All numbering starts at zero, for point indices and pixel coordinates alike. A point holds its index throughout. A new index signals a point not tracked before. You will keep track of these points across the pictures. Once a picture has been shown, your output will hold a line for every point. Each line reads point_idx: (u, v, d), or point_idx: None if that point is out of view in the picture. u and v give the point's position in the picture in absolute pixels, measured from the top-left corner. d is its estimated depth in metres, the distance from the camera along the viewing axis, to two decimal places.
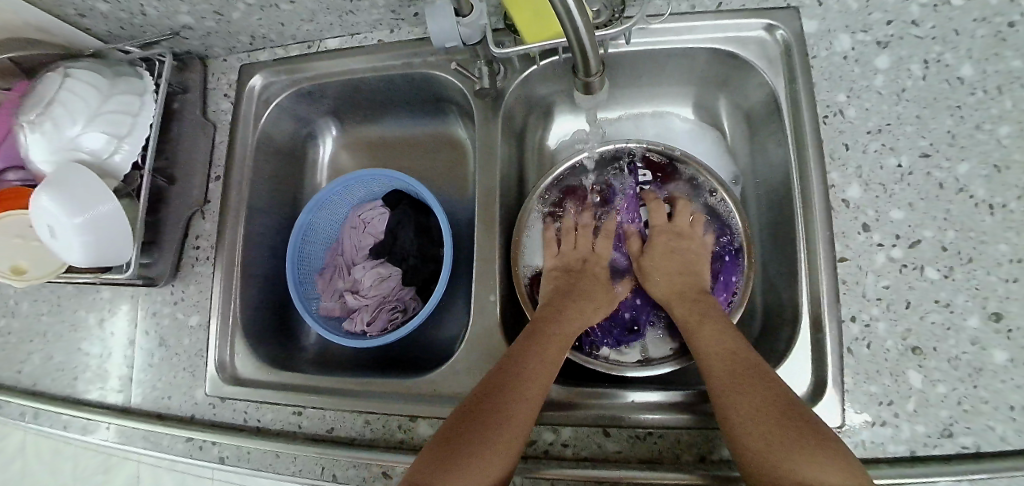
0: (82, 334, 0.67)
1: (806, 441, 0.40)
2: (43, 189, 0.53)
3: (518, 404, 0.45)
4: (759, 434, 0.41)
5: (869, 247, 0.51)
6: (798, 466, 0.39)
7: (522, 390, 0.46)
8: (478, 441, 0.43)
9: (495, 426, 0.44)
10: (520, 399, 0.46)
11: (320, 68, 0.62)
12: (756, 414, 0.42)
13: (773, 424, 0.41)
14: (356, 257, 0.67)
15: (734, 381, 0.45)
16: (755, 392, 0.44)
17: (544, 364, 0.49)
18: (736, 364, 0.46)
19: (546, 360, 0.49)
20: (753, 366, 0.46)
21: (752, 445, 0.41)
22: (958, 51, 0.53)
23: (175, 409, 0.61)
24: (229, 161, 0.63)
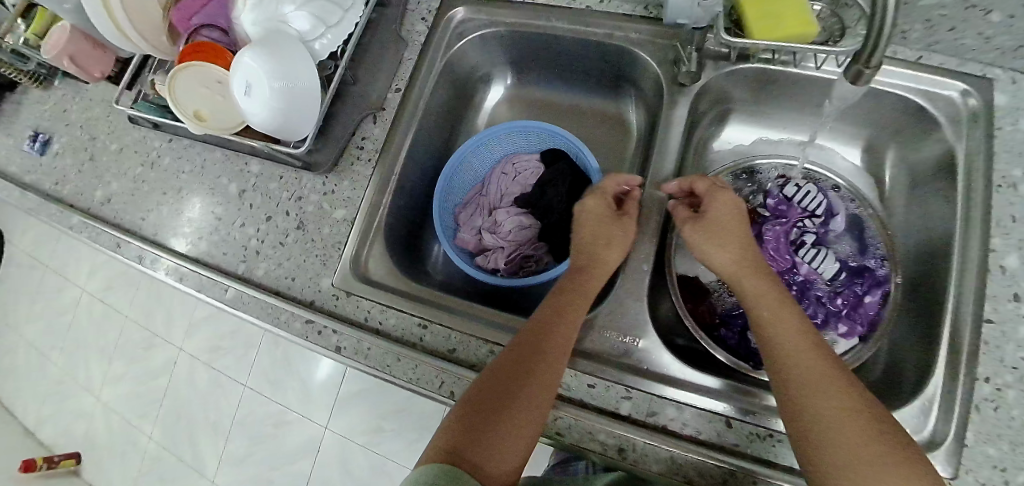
0: (218, 198, 0.68)
1: (907, 465, 0.37)
2: (256, 48, 0.56)
3: (540, 391, 0.45)
4: (830, 424, 0.39)
5: (1017, 315, 0.50)
6: (878, 474, 0.37)
7: (544, 374, 0.46)
8: (494, 423, 0.44)
9: (525, 407, 0.44)
10: (538, 382, 0.45)
11: (521, 16, 0.64)
12: (829, 411, 0.40)
13: (826, 405, 0.40)
14: (498, 201, 0.68)
15: (824, 374, 0.42)
16: (827, 382, 0.41)
17: (560, 343, 0.48)
18: (818, 355, 0.43)
19: (554, 342, 0.47)
20: (820, 347, 0.43)
21: (805, 438, 0.40)
22: None
23: (296, 292, 0.62)
24: (413, 75, 0.65)
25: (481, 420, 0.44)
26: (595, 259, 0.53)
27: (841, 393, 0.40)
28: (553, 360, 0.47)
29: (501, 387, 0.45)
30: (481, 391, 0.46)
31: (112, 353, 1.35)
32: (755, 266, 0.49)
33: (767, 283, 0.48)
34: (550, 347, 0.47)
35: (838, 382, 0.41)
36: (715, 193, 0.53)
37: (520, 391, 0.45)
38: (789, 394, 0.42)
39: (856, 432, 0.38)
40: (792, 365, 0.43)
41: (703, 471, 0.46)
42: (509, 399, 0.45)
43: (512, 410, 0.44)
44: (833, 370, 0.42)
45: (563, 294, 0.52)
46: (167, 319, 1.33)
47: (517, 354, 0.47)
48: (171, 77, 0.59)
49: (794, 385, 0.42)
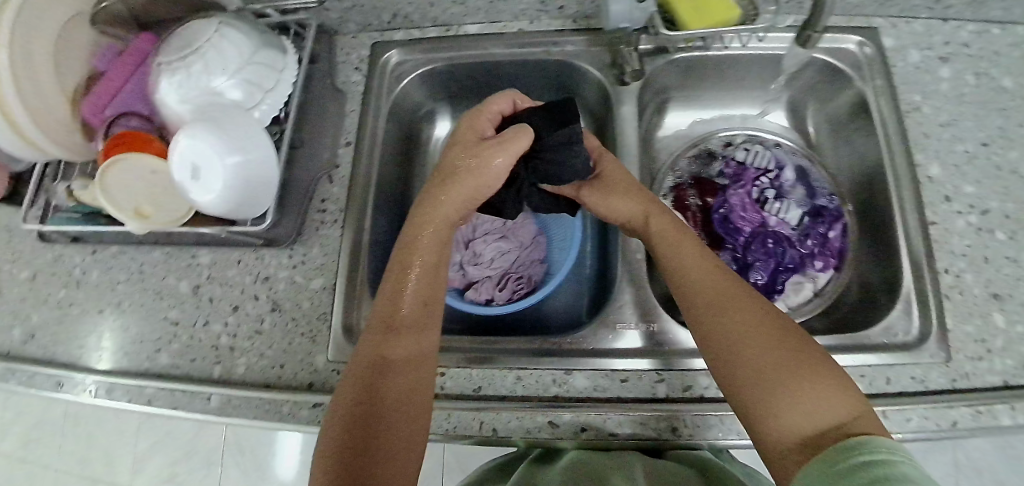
0: (170, 301, 0.61)
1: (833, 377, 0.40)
2: (200, 126, 0.51)
3: (415, 360, 0.45)
4: (762, 353, 0.42)
5: (952, 214, 0.60)
6: (806, 391, 0.39)
7: (409, 342, 0.46)
8: (387, 427, 0.41)
9: (408, 375, 0.44)
10: (410, 349, 0.45)
11: (457, 50, 0.66)
12: (750, 338, 0.43)
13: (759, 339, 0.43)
14: (472, 232, 0.68)
15: (732, 303, 0.45)
16: (746, 317, 0.44)
17: (415, 309, 0.47)
18: (718, 285, 0.47)
19: (416, 311, 0.47)
20: (743, 290, 0.47)
21: (738, 368, 0.42)
22: (999, 66, 0.63)
23: (290, 378, 0.57)
24: (361, 130, 0.63)
25: (372, 387, 0.43)
26: (428, 203, 0.52)
27: (757, 318, 0.44)
28: (416, 325, 0.47)
29: (379, 360, 0.44)
30: (357, 370, 0.44)
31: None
32: (651, 205, 0.54)
33: (667, 219, 0.53)
34: (411, 311, 0.47)
35: (752, 308, 0.44)
36: (608, 155, 0.59)
37: (386, 357, 0.44)
38: (712, 333, 0.45)
39: (780, 359, 0.41)
40: (716, 305, 0.46)
41: None
42: (390, 368, 0.44)
43: (393, 379, 0.43)
44: (748, 306, 0.45)
45: (405, 249, 0.51)
46: (104, 453, 1.07)
47: (380, 326, 0.46)
48: (101, 176, 0.52)
49: (714, 325, 0.45)
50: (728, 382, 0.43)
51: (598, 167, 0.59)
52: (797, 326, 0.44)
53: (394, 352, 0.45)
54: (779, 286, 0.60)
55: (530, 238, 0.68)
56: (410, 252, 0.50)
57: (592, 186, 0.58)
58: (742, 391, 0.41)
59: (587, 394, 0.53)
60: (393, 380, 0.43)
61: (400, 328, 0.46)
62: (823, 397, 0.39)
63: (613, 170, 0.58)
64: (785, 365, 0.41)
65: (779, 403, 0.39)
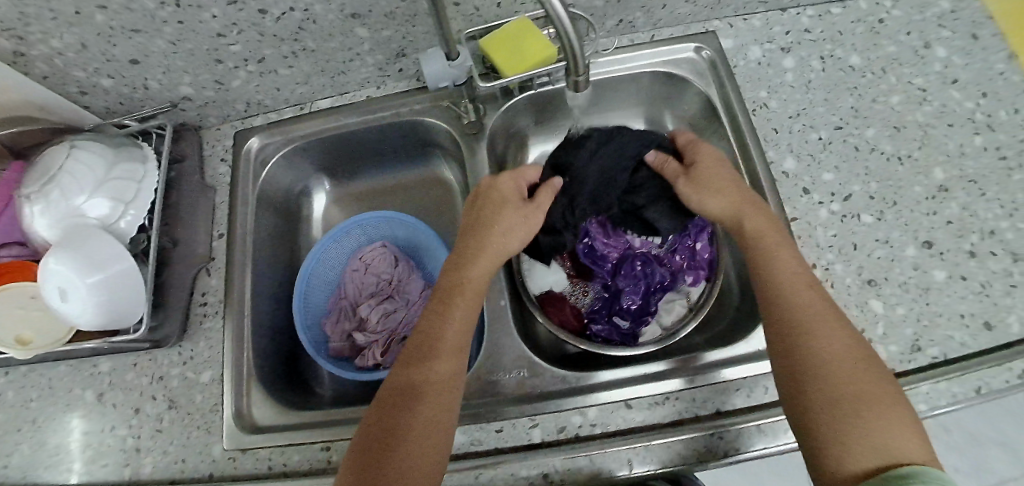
0: (79, 412, 0.64)
1: (879, 408, 0.40)
2: (52, 253, 0.53)
3: (423, 422, 0.45)
4: (846, 376, 0.41)
5: (812, 206, 0.60)
6: (871, 421, 0.39)
7: (430, 403, 0.45)
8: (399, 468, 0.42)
9: (417, 438, 0.44)
10: (428, 409, 0.45)
11: (313, 126, 0.69)
12: (838, 362, 0.42)
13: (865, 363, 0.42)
14: (360, 297, 0.70)
15: (811, 331, 0.44)
16: (837, 339, 0.43)
17: (437, 369, 0.47)
18: (814, 301, 0.46)
19: (438, 373, 0.47)
20: (830, 311, 0.45)
21: (852, 388, 0.41)
22: (846, 46, 0.66)
23: (191, 471, 0.59)
24: (230, 220, 0.67)
25: (397, 450, 0.43)
26: (457, 268, 0.53)
27: (851, 340, 0.44)
28: (445, 380, 0.47)
29: (381, 433, 0.44)
30: (364, 440, 0.44)
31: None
32: (743, 200, 0.53)
33: (761, 217, 0.51)
34: (434, 371, 0.47)
35: (837, 330, 0.44)
36: (711, 148, 0.58)
37: (412, 403, 0.45)
38: (817, 352, 0.43)
39: (858, 385, 0.41)
40: (813, 320, 0.45)
41: (623, 459, 0.51)
42: (397, 437, 0.43)
43: (392, 449, 0.43)
44: (838, 325, 0.45)
45: (447, 290, 0.52)
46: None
47: (391, 394, 0.47)
48: None
49: (815, 344, 0.43)
50: (826, 407, 0.40)
51: (696, 163, 0.57)
52: (831, 352, 0.43)
53: (417, 385, 0.46)
54: (653, 308, 0.63)
55: (419, 293, 0.70)
56: (452, 304, 0.51)
57: (691, 178, 0.56)
58: (862, 414, 0.39)
59: (462, 451, 0.54)
60: (411, 415, 0.45)
61: (411, 367, 0.48)
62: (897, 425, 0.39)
63: (705, 170, 0.55)
64: (872, 386, 0.41)
65: (868, 433, 0.38)
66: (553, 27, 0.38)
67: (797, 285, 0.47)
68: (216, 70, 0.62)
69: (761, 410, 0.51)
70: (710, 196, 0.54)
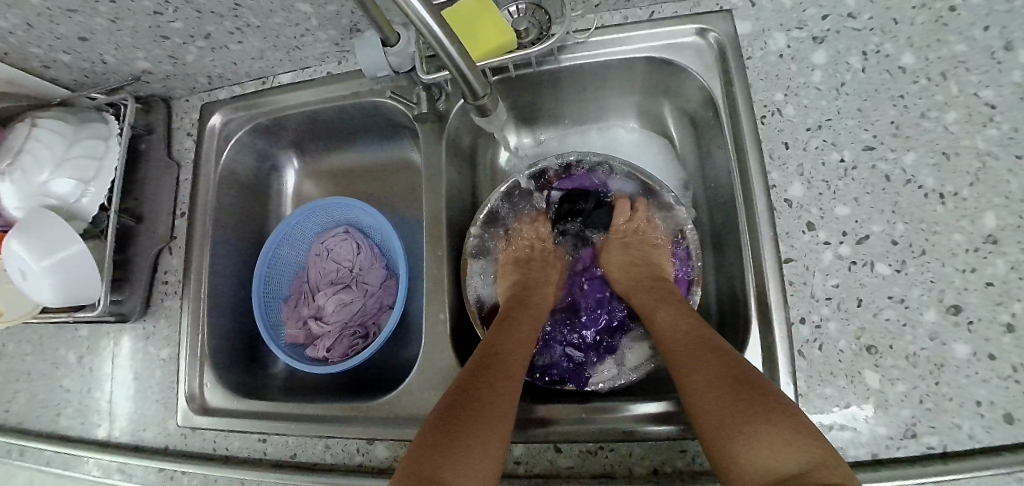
0: (63, 371, 0.69)
1: (765, 419, 0.40)
2: (13, 236, 0.56)
3: (495, 414, 0.45)
4: (723, 402, 0.42)
5: (815, 246, 0.51)
6: (754, 439, 0.39)
7: (498, 397, 0.46)
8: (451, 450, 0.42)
9: (478, 440, 0.43)
10: (500, 407, 0.46)
11: (275, 103, 0.66)
12: (710, 390, 0.43)
13: (727, 386, 0.43)
14: (320, 284, 0.68)
15: (694, 364, 0.46)
16: (714, 366, 0.45)
17: (513, 370, 0.50)
18: (695, 336, 0.49)
19: (509, 375, 0.49)
20: (711, 344, 0.47)
21: (725, 419, 0.41)
22: (899, 40, 0.53)
23: (150, 441, 0.63)
24: (193, 201, 0.66)
25: (445, 451, 0.42)
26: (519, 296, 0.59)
27: (728, 366, 0.44)
28: (506, 388, 0.47)
29: (455, 421, 0.44)
30: (432, 435, 0.43)
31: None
32: (646, 280, 0.58)
33: (658, 288, 0.57)
34: (503, 371, 0.49)
35: (711, 357, 0.46)
36: (653, 228, 0.63)
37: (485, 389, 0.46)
38: (693, 389, 0.45)
39: (731, 405, 0.42)
40: (694, 358, 0.47)
41: None
42: (468, 428, 0.43)
43: (468, 436, 0.43)
44: (716, 354, 0.46)
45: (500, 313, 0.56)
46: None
47: (459, 394, 0.46)
48: None
49: (694, 382, 0.45)
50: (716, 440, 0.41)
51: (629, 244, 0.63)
52: (704, 382, 0.44)
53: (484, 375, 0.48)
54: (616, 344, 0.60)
55: (377, 285, 0.67)
56: (508, 326, 0.54)
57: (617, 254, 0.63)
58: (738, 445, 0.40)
59: (385, 466, 0.53)
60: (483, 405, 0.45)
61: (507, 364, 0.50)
62: (777, 445, 0.38)
63: (633, 253, 0.62)
64: (745, 405, 0.41)
65: (748, 457, 0.39)
66: (435, 48, 0.35)
67: (680, 326, 0.51)
68: (165, 45, 0.59)
69: (696, 481, 0.47)
70: (624, 270, 0.61)
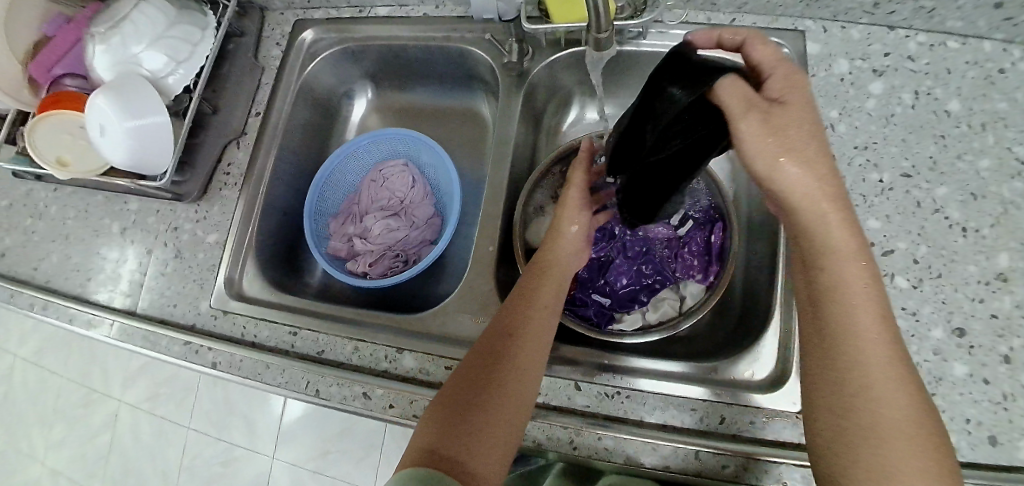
0: (103, 239, 0.71)
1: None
2: (101, 92, 0.58)
3: (508, 399, 0.45)
4: (916, 455, 0.35)
5: None
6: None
7: (514, 380, 0.46)
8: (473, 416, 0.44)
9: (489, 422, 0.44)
10: (517, 392, 0.46)
11: (366, 31, 0.70)
12: (897, 435, 0.35)
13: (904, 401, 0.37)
14: (370, 207, 0.72)
15: (875, 380, 0.37)
16: (895, 397, 0.36)
17: (534, 349, 0.49)
18: (884, 347, 0.37)
19: (529, 353, 0.48)
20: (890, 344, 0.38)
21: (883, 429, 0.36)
22: (948, 88, 0.59)
23: (177, 317, 0.64)
24: (270, 101, 0.70)
25: (457, 434, 0.43)
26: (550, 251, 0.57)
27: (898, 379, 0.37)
28: (524, 371, 0.47)
29: (474, 404, 0.45)
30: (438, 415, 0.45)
31: (49, 415, 1.28)
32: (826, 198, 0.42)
33: (841, 217, 0.37)
34: (524, 352, 0.48)
35: (892, 378, 0.37)
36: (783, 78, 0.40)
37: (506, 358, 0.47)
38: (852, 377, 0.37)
39: (925, 461, 0.35)
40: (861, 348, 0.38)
41: (550, 434, 0.52)
42: (477, 411, 0.44)
43: (488, 420, 0.44)
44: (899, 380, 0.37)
45: (535, 267, 0.55)
46: (102, 370, 1.26)
47: (479, 374, 0.47)
48: (29, 131, 0.61)
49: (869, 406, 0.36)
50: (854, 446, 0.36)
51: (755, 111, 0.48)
52: (892, 406, 0.36)
53: (506, 346, 0.48)
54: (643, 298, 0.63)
55: (424, 219, 0.71)
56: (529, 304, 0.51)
57: (771, 113, 0.37)
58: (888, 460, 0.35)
59: (411, 375, 0.56)
60: (501, 373, 0.47)
61: (524, 330, 0.49)
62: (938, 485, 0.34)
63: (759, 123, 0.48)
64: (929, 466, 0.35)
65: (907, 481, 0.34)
66: None
67: (870, 316, 0.38)
68: None
69: (702, 436, 0.50)
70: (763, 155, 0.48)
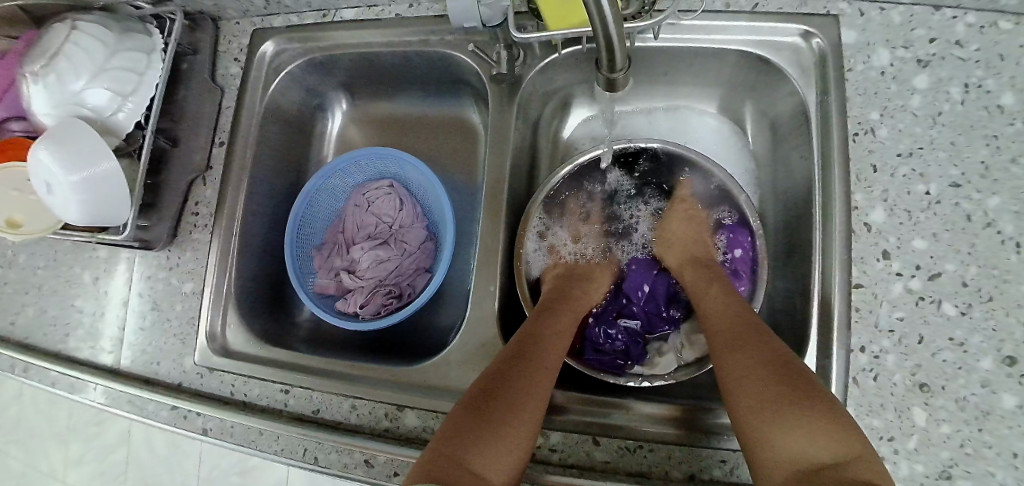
0: (76, 291, 0.66)
1: (803, 405, 0.38)
2: (42, 142, 0.51)
3: (529, 398, 0.43)
4: (754, 384, 0.41)
5: (887, 276, 0.50)
6: (788, 426, 0.38)
7: (535, 379, 0.45)
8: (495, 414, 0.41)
9: (509, 421, 0.41)
10: (532, 389, 0.44)
11: (333, 38, 0.61)
12: (756, 376, 0.42)
13: (767, 369, 0.42)
14: (356, 236, 0.66)
15: (736, 347, 0.45)
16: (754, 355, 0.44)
17: (552, 351, 0.49)
18: (741, 327, 0.47)
19: (548, 356, 0.48)
20: (756, 332, 0.46)
21: (747, 394, 0.41)
22: (1002, 78, 0.51)
23: (163, 376, 0.60)
24: (233, 128, 0.62)
25: (469, 435, 0.40)
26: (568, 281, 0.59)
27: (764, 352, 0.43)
28: (545, 372, 0.46)
29: (492, 404, 0.42)
30: (450, 423, 0.41)
31: (62, 433, 1.23)
32: (695, 260, 0.58)
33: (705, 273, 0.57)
34: (546, 357, 0.47)
35: (749, 343, 0.45)
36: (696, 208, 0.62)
37: (528, 358, 0.46)
38: (724, 370, 0.45)
39: (771, 390, 0.40)
40: (726, 346, 0.46)
41: None
42: (496, 408, 0.42)
43: (507, 420, 0.41)
44: (761, 344, 0.44)
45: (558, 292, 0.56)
46: None
47: (497, 374, 0.45)
48: None
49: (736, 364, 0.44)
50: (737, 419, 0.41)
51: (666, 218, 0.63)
52: (746, 368, 0.43)
53: (527, 347, 0.47)
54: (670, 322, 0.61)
55: (416, 245, 0.64)
56: (550, 315, 0.52)
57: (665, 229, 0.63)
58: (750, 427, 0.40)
59: (414, 434, 0.52)
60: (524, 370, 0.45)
61: (545, 335, 0.49)
62: (810, 430, 0.37)
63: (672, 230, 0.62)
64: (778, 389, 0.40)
65: (776, 431, 0.38)
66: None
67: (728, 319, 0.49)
68: None
69: None
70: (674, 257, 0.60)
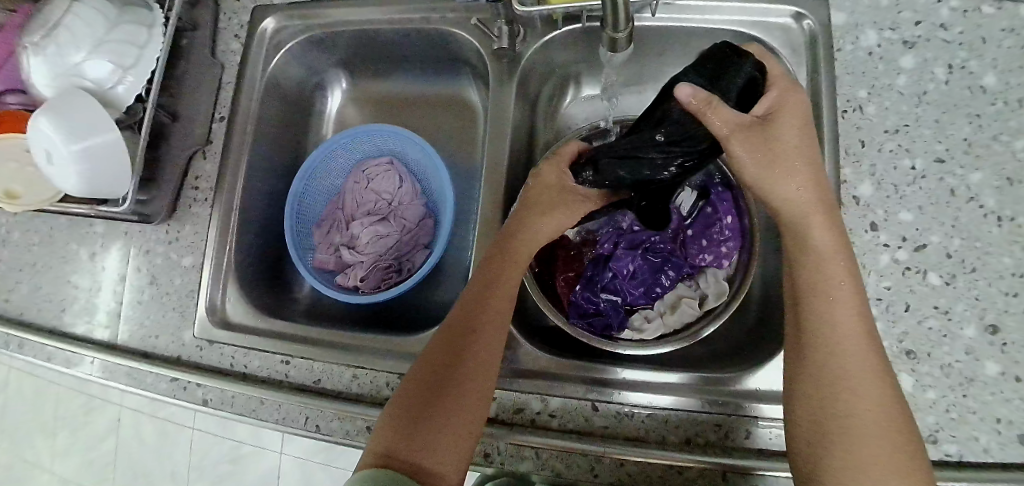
0: (72, 266, 0.65)
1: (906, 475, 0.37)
2: (42, 111, 0.51)
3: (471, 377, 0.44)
4: (881, 444, 0.38)
5: (875, 247, 0.52)
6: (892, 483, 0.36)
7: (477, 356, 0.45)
8: (438, 399, 0.42)
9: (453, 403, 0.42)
10: (474, 365, 0.44)
11: (336, 15, 0.62)
12: (880, 435, 0.38)
13: (889, 428, 0.38)
14: (356, 212, 0.66)
15: (862, 383, 0.39)
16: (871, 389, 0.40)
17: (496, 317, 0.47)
18: (867, 354, 0.40)
19: (489, 326, 0.46)
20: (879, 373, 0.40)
21: (866, 447, 0.38)
22: (984, 59, 0.54)
23: (161, 349, 0.60)
24: (235, 103, 0.62)
25: (414, 423, 0.41)
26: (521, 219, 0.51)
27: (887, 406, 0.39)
28: (491, 345, 0.45)
29: (439, 392, 0.43)
30: (399, 405, 0.43)
31: (50, 422, 1.21)
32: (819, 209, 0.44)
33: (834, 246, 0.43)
34: (490, 330, 0.46)
35: (874, 371, 0.40)
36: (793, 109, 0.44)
37: (468, 337, 0.45)
38: (845, 402, 0.39)
39: (891, 456, 0.37)
40: (855, 378, 0.40)
41: (570, 462, 0.50)
42: (440, 392, 0.43)
43: (451, 402, 0.42)
44: (887, 394, 0.39)
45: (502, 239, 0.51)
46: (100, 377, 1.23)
47: (441, 357, 0.45)
48: None
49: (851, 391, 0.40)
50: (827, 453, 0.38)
51: (777, 125, 0.44)
52: (876, 417, 0.38)
53: (469, 323, 0.46)
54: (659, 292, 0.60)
55: (415, 222, 0.65)
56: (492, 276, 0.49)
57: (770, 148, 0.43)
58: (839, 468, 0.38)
59: None
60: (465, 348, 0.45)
61: (485, 304, 0.47)
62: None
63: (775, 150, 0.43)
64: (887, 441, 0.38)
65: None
66: None
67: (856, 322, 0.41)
68: None
69: (730, 455, 0.48)
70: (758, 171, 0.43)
